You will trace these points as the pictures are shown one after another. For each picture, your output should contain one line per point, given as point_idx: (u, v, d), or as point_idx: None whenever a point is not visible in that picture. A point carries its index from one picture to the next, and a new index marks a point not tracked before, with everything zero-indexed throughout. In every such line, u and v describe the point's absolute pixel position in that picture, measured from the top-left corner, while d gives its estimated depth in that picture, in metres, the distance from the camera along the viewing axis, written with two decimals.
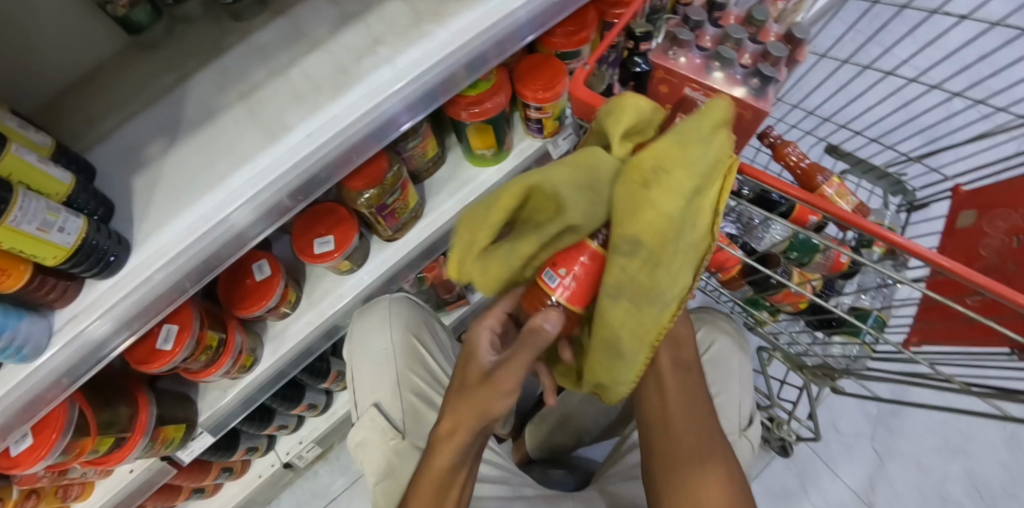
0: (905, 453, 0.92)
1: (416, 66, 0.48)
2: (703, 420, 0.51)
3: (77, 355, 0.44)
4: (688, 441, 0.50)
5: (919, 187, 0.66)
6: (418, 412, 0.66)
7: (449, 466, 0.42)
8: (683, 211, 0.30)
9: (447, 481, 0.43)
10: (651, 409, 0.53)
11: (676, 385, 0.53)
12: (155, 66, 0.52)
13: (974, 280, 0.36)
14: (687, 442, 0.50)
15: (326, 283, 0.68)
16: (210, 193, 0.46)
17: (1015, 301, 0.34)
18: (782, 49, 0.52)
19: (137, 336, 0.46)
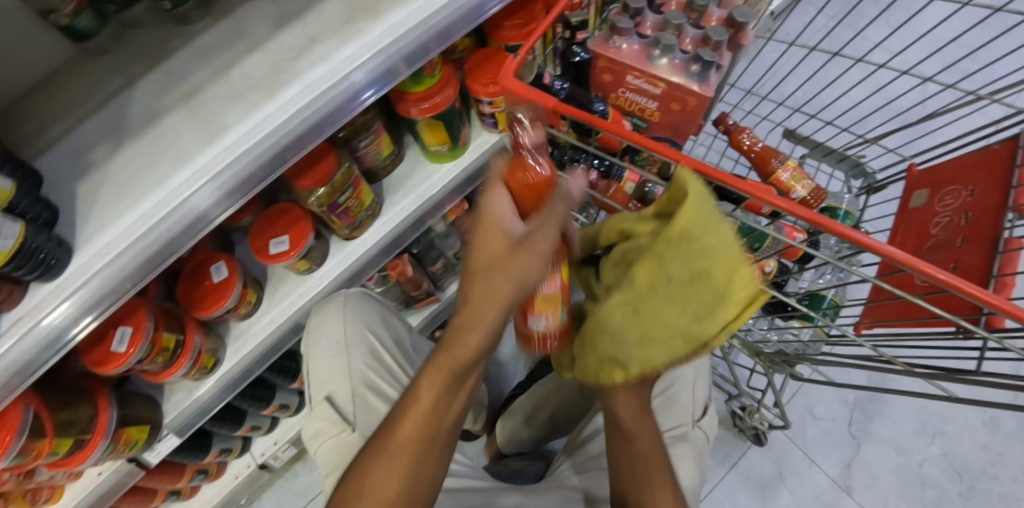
0: (883, 438, 0.91)
1: (351, 62, 0.49)
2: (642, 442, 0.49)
3: (29, 352, 0.44)
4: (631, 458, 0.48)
5: (878, 169, 0.65)
6: (373, 405, 0.64)
7: (421, 431, 0.44)
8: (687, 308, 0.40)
9: (428, 436, 0.45)
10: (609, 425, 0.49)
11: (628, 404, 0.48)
12: (104, 72, 0.53)
13: (918, 266, 0.35)
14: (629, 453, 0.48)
15: (288, 283, 0.69)
16: (150, 194, 0.47)
17: (929, 276, 0.35)
18: (721, 33, 0.52)
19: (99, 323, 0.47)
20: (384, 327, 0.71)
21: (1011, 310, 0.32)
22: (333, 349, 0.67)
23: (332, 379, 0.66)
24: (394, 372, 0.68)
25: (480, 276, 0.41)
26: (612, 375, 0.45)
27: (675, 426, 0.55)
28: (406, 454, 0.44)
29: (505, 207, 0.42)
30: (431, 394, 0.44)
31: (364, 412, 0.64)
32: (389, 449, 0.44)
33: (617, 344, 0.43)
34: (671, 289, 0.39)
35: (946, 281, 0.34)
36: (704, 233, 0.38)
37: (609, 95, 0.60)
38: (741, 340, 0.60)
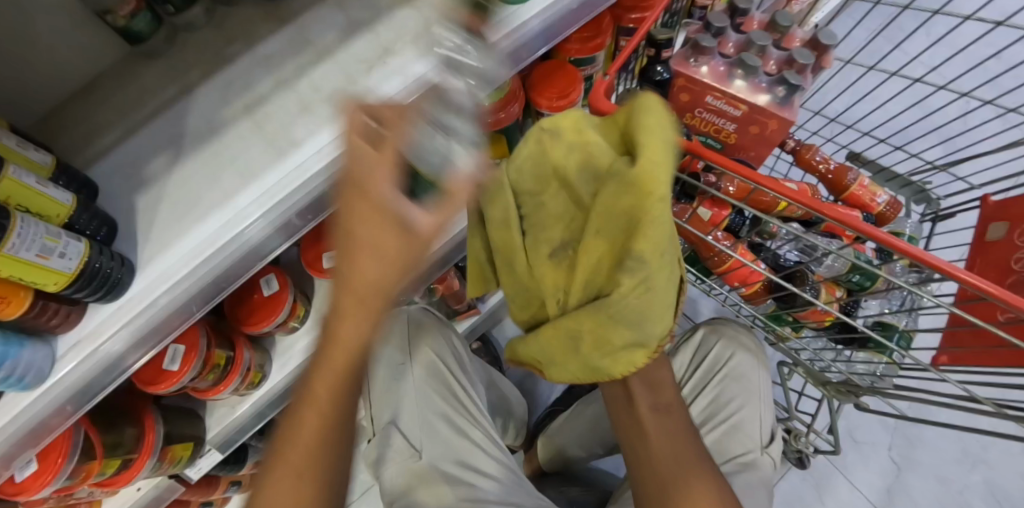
0: (924, 464, 0.90)
1: (432, 78, 0.46)
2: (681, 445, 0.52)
3: (82, 381, 0.42)
4: (666, 457, 0.52)
5: (943, 197, 0.64)
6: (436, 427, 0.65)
7: (318, 429, 0.33)
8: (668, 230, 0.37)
9: (325, 444, 0.34)
10: (628, 427, 0.55)
11: (653, 419, 0.53)
12: (158, 77, 0.50)
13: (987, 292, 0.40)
14: (662, 451, 0.52)
15: (334, 297, 0.66)
16: (215, 211, 0.44)
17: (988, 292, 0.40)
18: (807, 57, 0.51)
19: (152, 354, 0.45)
20: (446, 348, 0.71)
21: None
22: (395, 370, 0.68)
23: (397, 402, 0.66)
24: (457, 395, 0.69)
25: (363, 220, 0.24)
26: (631, 362, 0.43)
27: (743, 453, 0.56)
28: (313, 425, 0.33)
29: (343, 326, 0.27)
30: (366, 323, 0.27)
31: (430, 437, 0.65)
32: (286, 464, 0.34)
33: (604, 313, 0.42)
34: (642, 271, 0.37)
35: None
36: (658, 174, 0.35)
37: (682, 115, 0.58)
38: (807, 369, 0.59)
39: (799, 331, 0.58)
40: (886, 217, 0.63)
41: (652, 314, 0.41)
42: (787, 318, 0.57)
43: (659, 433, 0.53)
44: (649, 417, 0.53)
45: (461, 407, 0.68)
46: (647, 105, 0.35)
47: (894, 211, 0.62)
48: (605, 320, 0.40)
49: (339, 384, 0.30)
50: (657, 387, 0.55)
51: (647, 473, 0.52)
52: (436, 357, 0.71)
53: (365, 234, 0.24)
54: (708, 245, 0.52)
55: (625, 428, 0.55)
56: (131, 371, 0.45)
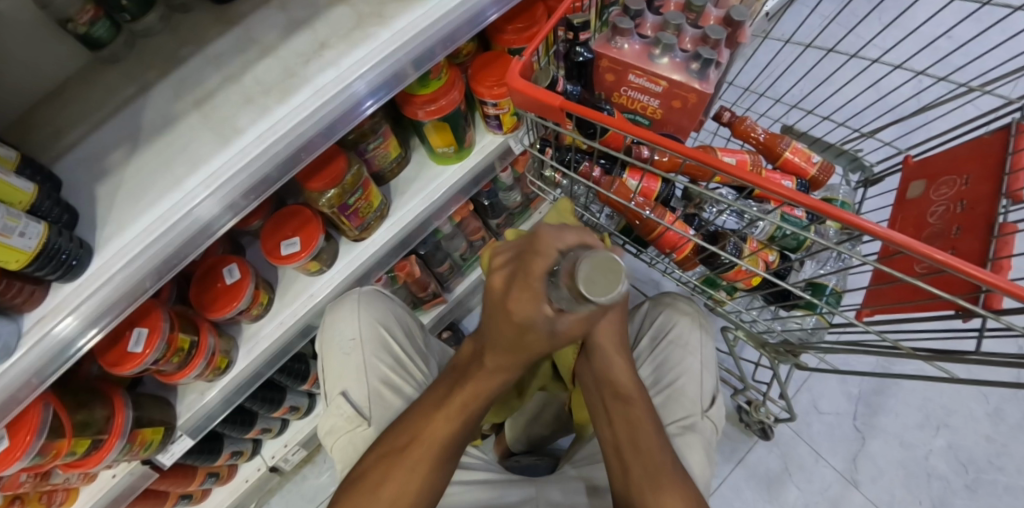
0: (888, 430, 0.91)
1: (360, 66, 0.50)
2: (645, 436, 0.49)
3: (45, 355, 0.45)
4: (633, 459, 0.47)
5: (876, 162, 0.66)
6: (386, 399, 0.63)
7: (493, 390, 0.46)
8: None
9: (484, 403, 0.46)
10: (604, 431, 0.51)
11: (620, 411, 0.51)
12: (119, 79, 0.55)
13: (923, 253, 0.35)
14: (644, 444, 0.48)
15: (297, 285, 0.70)
16: (168, 195, 0.48)
17: (927, 257, 0.35)
18: (719, 32, 0.54)
19: (103, 334, 0.47)
20: (398, 324, 0.71)
21: (1008, 287, 0.33)
22: (346, 345, 0.66)
23: (347, 376, 0.64)
24: (406, 366, 0.67)
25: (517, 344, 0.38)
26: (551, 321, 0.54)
27: (684, 416, 0.56)
28: (446, 418, 0.47)
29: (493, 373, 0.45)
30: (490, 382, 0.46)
31: (379, 407, 0.62)
32: (405, 457, 0.46)
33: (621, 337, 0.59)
34: None
35: (942, 262, 0.35)
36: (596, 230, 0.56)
37: (611, 94, 0.62)
38: (746, 331, 0.60)
39: (734, 294, 0.60)
40: (819, 181, 0.65)
41: None
42: (720, 282, 0.59)
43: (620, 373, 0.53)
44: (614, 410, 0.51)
45: (411, 382, 0.66)
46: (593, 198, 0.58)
47: (828, 174, 0.64)
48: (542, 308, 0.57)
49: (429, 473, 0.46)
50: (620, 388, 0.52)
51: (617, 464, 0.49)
52: (390, 334, 0.69)
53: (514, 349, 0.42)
54: (634, 212, 0.56)
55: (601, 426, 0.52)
56: (86, 350, 0.47)
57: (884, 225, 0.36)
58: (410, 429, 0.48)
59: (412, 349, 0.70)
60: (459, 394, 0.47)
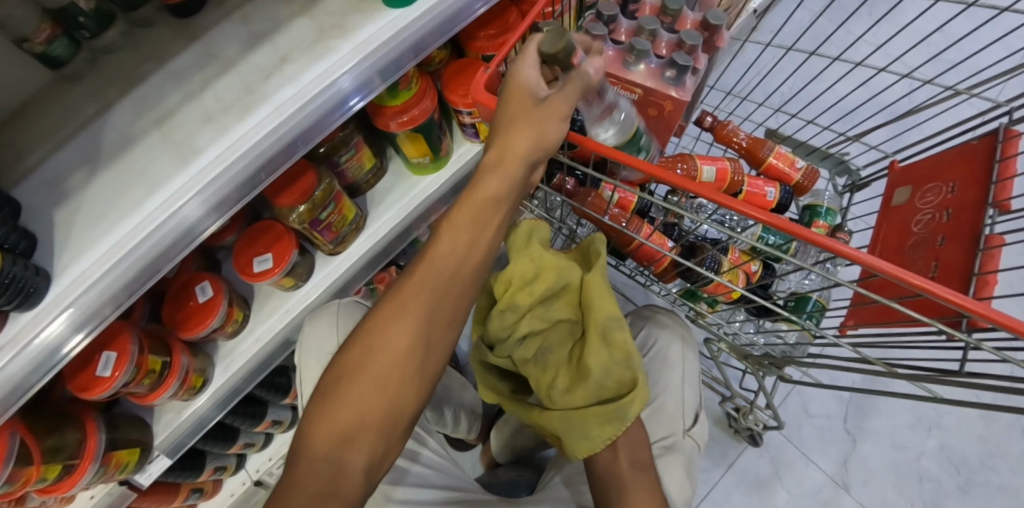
0: (879, 432, 0.90)
1: (322, 80, 0.49)
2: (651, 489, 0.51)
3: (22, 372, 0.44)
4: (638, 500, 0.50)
5: (861, 166, 0.65)
6: None
7: (460, 247, 0.40)
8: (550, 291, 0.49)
9: (455, 274, 0.40)
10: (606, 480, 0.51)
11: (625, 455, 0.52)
12: (80, 98, 0.54)
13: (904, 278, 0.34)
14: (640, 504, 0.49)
15: (273, 300, 0.69)
16: (126, 220, 0.47)
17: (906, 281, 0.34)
18: (695, 36, 0.52)
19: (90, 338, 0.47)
20: None
21: (996, 316, 0.31)
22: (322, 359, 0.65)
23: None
24: None
25: (452, 225, 0.40)
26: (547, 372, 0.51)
27: (665, 436, 0.56)
28: (408, 317, 0.39)
29: (455, 241, 0.40)
30: (440, 268, 0.40)
31: None
32: (361, 372, 0.39)
33: (624, 377, 0.49)
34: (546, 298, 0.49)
35: (918, 286, 0.34)
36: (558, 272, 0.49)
37: None
38: (728, 344, 0.59)
39: (716, 306, 0.58)
40: (803, 187, 0.63)
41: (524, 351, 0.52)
42: (702, 295, 0.58)
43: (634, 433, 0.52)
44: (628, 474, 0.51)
45: None
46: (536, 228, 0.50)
47: (812, 178, 0.62)
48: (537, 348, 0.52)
49: (379, 390, 0.38)
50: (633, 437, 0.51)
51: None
52: None
53: (467, 237, 0.40)
54: (609, 226, 0.55)
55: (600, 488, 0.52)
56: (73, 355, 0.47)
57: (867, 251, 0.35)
58: (365, 328, 0.40)
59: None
60: (410, 281, 0.40)
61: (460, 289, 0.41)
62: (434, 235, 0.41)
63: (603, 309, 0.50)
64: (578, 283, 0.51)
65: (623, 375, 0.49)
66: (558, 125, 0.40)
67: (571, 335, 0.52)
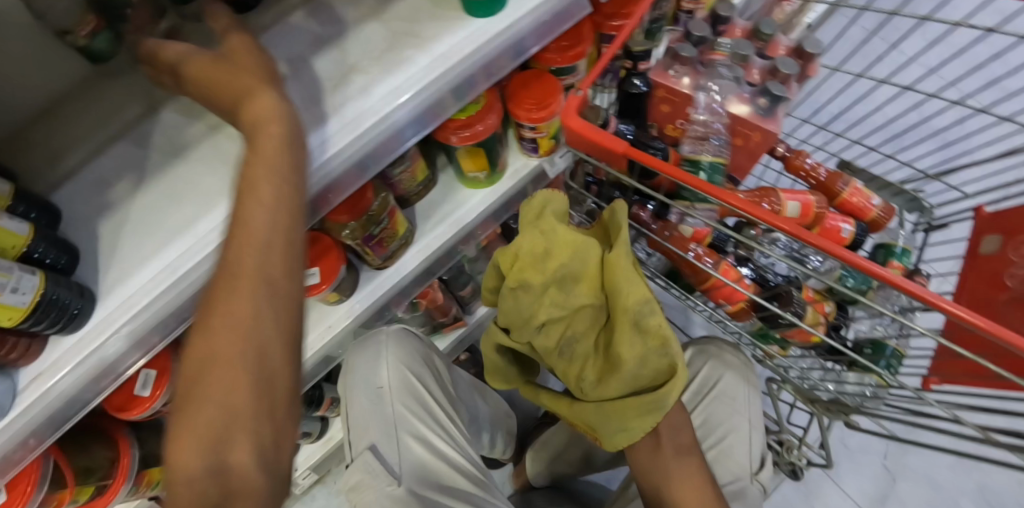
0: (915, 468, 0.89)
1: (396, 95, 0.44)
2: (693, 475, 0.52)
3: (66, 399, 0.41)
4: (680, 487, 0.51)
5: (937, 205, 0.62)
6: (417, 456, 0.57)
7: (264, 227, 0.32)
8: (569, 265, 0.46)
9: (269, 275, 0.31)
10: (649, 469, 0.53)
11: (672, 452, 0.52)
12: (123, 98, 0.49)
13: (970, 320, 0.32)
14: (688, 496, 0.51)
15: (314, 315, 0.65)
16: (177, 240, 0.43)
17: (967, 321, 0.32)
18: (792, 65, 0.49)
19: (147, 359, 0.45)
20: (428, 368, 0.64)
21: None
22: (372, 394, 0.60)
23: (373, 427, 0.58)
24: (436, 416, 0.61)
25: (244, 199, 0.32)
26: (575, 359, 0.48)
27: (732, 481, 0.55)
28: (248, 321, 0.30)
29: (257, 214, 0.32)
30: (262, 260, 0.31)
31: (408, 462, 0.57)
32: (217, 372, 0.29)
33: (661, 365, 0.45)
34: (563, 278, 0.46)
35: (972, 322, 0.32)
36: (575, 244, 0.46)
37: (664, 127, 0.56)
38: (794, 386, 0.57)
39: (787, 349, 0.56)
40: (879, 223, 0.61)
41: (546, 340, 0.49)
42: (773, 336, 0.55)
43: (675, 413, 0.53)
44: (671, 461, 0.52)
45: (446, 439, 0.60)
46: (552, 194, 0.49)
47: (890, 214, 0.59)
48: (557, 338, 0.48)
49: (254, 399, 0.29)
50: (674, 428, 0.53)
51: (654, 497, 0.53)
52: (421, 383, 0.62)
53: (275, 218, 0.32)
54: (687, 261, 0.51)
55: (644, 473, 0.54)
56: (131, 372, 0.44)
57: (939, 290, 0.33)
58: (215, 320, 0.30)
59: (444, 396, 0.64)
60: (244, 253, 0.31)
61: (288, 286, 0.33)
62: (239, 210, 0.32)
63: (633, 293, 0.44)
64: (598, 263, 0.46)
65: (655, 368, 0.45)
66: (266, 96, 0.34)
67: (597, 323, 0.48)
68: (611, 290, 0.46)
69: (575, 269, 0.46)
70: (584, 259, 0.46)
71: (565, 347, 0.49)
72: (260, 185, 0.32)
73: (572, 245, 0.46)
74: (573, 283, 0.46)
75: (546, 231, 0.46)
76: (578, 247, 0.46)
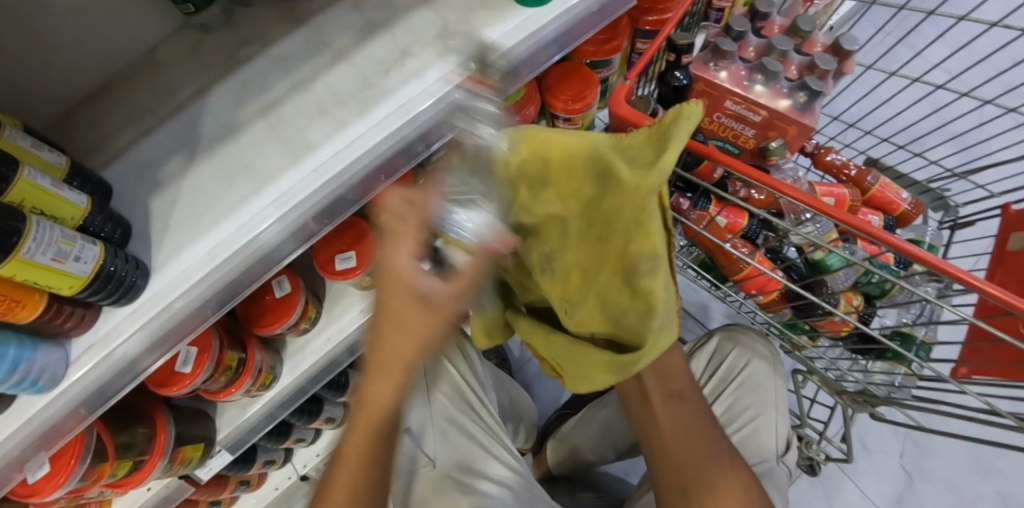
0: (934, 471, 0.90)
1: (450, 81, 0.45)
2: (694, 433, 0.53)
3: (102, 378, 0.42)
4: (681, 451, 0.52)
5: (962, 204, 0.64)
6: None
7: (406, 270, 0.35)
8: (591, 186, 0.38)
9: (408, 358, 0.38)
10: (647, 429, 0.55)
11: (664, 406, 0.54)
12: (172, 78, 0.50)
13: (971, 284, 0.39)
14: (675, 446, 0.53)
15: (346, 299, 0.66)
16: (231, 216, 0.44)
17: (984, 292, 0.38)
18: (831, 62, 0.50)
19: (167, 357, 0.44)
20: None
21: None
22: None
23: None
24: None
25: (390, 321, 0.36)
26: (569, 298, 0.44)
27: (758, 463, 0.56)
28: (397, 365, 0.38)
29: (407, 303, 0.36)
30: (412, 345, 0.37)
31: None
32: (362, 418, 0.42)
33: (637, 326, 0.40)
34: (565, 205, 0.40)
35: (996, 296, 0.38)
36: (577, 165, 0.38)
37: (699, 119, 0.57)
38: (822, 378, 0.58)
39: (816, 340, 0.57)
40: (906, 218, 0.62)
41: (551, 273, 0.44)
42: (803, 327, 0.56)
43: (670, 367, 0.55)
44: (660, 407, 0.54)
45: None
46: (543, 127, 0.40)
47: (918, 211, 0.61)
48: (562, 271, 0.43)
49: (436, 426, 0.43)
50: (665, 375, 0.55)
51: (660, 458, 0.54)
52: None
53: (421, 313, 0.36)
54: (724, 251, 0.52)
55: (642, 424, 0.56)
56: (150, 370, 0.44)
57: (965, 270, 0.37)
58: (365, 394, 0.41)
59: None
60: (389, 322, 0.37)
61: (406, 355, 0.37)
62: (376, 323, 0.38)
63: (643, 237, 0.36)
64: (625, 185, 0.35)
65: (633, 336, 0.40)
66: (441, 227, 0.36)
67: (587, 272, 0.41)
68: (615, 223, 0.37)
69: (579, 195, 0.39)
70: (595, 184, 0.38)
71: (571, 281, 0.43)
72: (407, 315, 0.36)
73: (574, 164, 0.39)
74: (589, 207, 0.39)
75: (532, 150, 0.40)
76: (577, 169, 0.39)
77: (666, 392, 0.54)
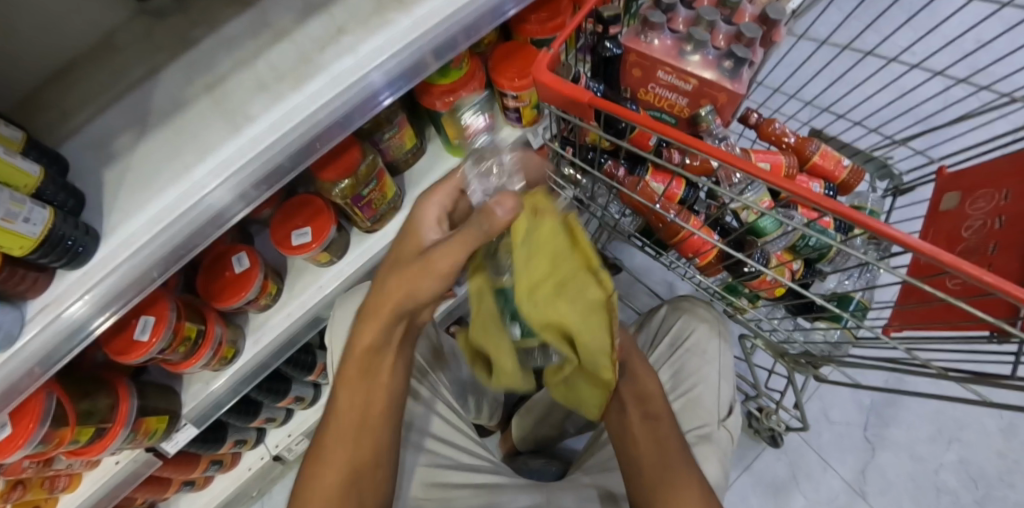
0: (897, 441, 0.94)
1: (379, 54, 0.48)
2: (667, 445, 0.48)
3: (58, 336, 0.43)
4: (653, 456, 0.47)
5: (905, 171, 0.65)
6: None
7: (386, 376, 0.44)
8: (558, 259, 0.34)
9: (373, 419, 0.45)
10: (623, 444, 0.49)
11: (640, 421, 0.49)
12: (127, 61, 0.53)
13: (941, 259, 0.32)
14: (648, 452, 0.47)
15: (307, 276, 0.68)
16: (178, 184, 0.46)
17: (932, 256, 0.33)
18: (755, 30, 0.51)
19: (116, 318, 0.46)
20: None
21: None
22: None
23: (358, 372, 0.66)
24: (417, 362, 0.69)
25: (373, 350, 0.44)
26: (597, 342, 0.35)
27: (700, 426, 0.57)
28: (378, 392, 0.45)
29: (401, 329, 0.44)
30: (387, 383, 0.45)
31: None
32: (327, 467, 0.44)
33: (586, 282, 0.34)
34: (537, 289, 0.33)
35: (948, 263, 0.32)
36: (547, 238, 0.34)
37: (636, 91, 0.60)
38: (766, 341, 0.59)
39: (755, 302, 0.59)
40: (848, 186, 0.64)
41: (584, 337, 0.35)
42: (743, 290, 0.59)
43: (651, 389, 0.52)
44: (638, 425, 0.49)
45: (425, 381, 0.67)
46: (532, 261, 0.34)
47: (859, 177, 0.62)
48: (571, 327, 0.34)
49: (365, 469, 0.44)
50: (646, 398, 0.51)
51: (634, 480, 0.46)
52: None
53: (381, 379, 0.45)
54: (657, 215, 0.54)
55: (616, 438, 0.50)
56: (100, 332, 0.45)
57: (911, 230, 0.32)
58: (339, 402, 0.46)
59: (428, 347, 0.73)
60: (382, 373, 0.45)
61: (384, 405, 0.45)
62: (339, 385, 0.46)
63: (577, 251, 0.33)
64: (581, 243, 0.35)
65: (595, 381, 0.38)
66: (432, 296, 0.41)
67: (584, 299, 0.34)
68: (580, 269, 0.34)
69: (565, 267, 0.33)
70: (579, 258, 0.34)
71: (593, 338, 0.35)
72: (391, 349, 0.44)
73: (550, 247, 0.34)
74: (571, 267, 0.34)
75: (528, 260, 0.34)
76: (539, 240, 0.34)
77: (645, 407, 0.51)
